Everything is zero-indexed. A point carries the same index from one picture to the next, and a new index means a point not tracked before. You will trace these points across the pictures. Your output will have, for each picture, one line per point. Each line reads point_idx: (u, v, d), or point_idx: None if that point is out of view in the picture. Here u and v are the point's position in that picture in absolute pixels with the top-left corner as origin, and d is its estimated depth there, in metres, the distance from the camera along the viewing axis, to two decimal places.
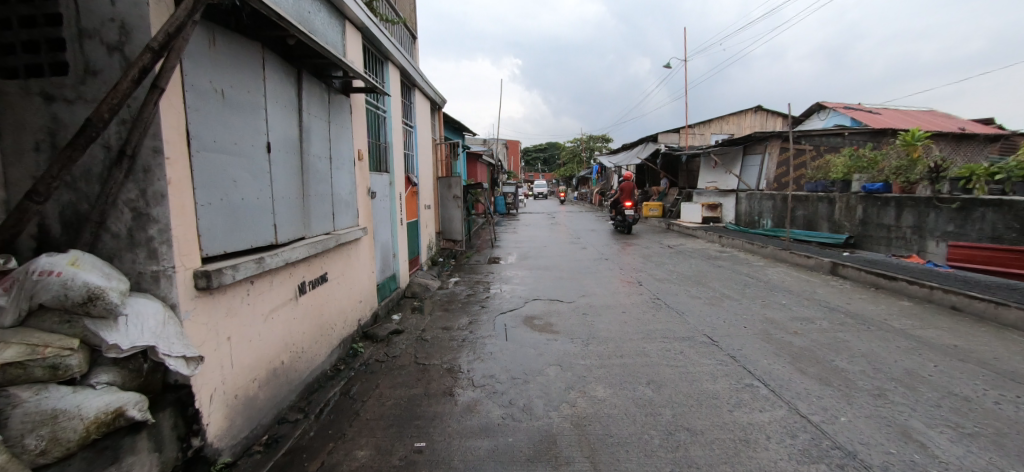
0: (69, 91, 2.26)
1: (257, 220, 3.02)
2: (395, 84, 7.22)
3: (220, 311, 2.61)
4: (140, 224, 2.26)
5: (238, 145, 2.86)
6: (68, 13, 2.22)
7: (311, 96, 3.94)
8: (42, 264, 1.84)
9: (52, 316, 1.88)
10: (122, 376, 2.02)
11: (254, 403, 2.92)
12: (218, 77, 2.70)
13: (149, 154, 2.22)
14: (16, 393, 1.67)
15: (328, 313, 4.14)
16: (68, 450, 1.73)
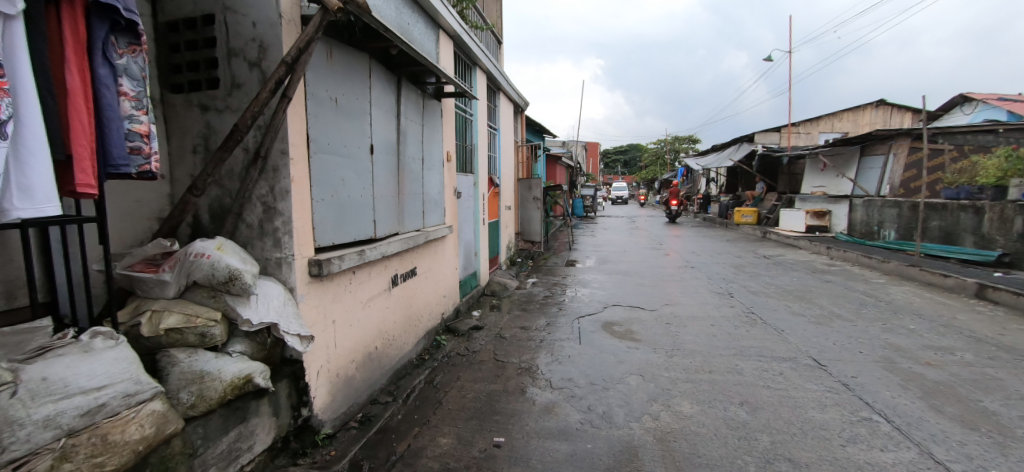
0: (219, 102, 2.66)
1: (360, 216, 3.30)
2: (481, 88, 7.48)
3: (328, 297, 2.90)
4: (269, 217, 2.59)
5: (348, 148, 3.15)
6: (221, 36, 2.61)
7: (408, 101, 4.22)
8: (197, 248, 2.17)
9: (202, 291, 2.21)
10: (251, 347, 2.32)
11: (351, 383, 3.20)
12: (333, 86, 3.00)
13: (277, 155, 2.54)
14: (175, 354, 2.02)
15: (416, 305, 4.39)
16: (211, 407, 2.02)
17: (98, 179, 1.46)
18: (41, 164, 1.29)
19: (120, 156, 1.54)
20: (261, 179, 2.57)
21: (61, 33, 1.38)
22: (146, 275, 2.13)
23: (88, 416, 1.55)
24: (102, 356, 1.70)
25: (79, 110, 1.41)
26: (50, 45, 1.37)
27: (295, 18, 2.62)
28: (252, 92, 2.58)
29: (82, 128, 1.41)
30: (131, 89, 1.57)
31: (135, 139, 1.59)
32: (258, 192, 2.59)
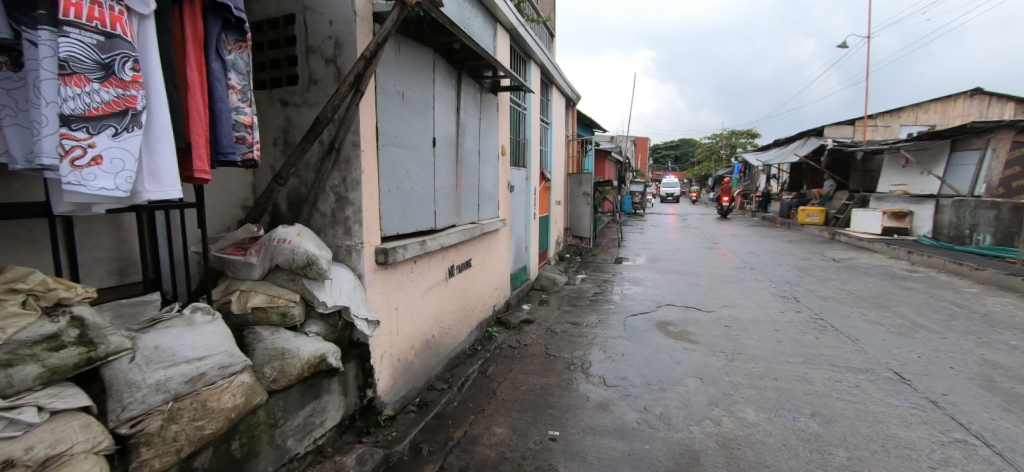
0: (297, 97, 2.82)
1: (422, 208, 3.40)
2: (535, 82, 7.44)
3: (392, 284, 3.02)
4: (341, 206, 2.73)
5: (412, 140, 3.25)
6: (300, 34, 2.76)
7: (468, 95, 4.28)
8: (280, 234, 2.32)
9: (283, 274, 2.37)
10: (325, 328, 2.47)
11: (410, 368, 3.31)
12: (400, 81, 3.09)
13: (350, 147, 2.66)
14: (260, 331, 2.19)
15: (470, 296, 4.47)
16: (291, 382, 2.16)
17: (210, 166, 1.57)
18: (167, 150, 1.34)
19: (229, 145, 1.65)
20: (334, 170, 2.71)
21: (183, 31, 1.49)
22: (236, 258, 2.31)
23: (191, 383, 1.70)
24: (202, 329, 1.86)
25: (197, 102, 1.51)
26: (174, 41, 1.46)
27: (368, 15, 2.73)
28: (328, 87, 2.72)
29: (199, 118, 1.51)
30: (237, 83, 1.67)
31: (240, 129, 1.70)
32: (331, 182, 2.73)
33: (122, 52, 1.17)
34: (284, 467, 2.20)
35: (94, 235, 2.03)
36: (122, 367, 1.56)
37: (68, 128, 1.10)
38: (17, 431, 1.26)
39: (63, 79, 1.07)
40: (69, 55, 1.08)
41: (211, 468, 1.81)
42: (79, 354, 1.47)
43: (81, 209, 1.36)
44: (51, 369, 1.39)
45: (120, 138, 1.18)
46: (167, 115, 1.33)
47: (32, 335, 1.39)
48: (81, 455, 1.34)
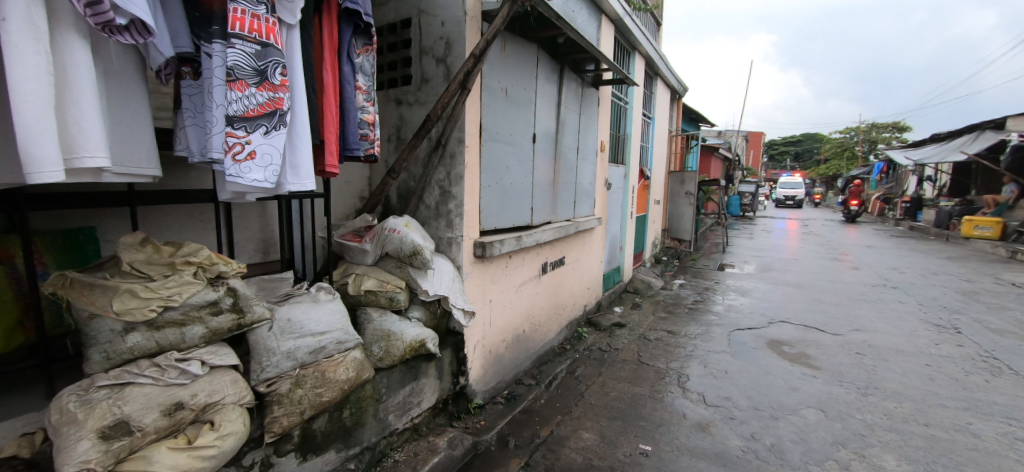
0: (410, 97, 3.01)
1: (519, 203, 3.43)
2: (639, 74, 7.08)
3: (488, 277, 3.10)
4: (444, 200, 2.87)
5: (513, 136, 3.28)
6: (415, 36, 2.93)
7: (569, 90, 4.20)
8: (391, 224, 2.49)
9: (392, 262, 2.55)
10: (426, 314, 2.61)
11: (501, 360, 3.38)
12: (504, 77, 3.13)
13: (455, 143, 2.77)
14: (371, 313, 2.38)
15: (562, 294, 4.41)
16: (394, 362, 2.33)
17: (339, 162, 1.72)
18: (305, 146, 1.49)
19: (354, 142, 1.80)
20: (440, 165, 2.85)
21: (322, 39, 1.64)
22: (353, 244, 2.54)
23: (314, 354, 1.91)
24: (324, 306, 2.06)
25: (330, 102, 1.66)
26: (315, 49, 1.62)
27: (477, 13, 2.79)
28: (437, 86, 2.85)
29: (331, 119, 1.66)
30: (363, 84, 1.81)
31: (364, 128, 1.86)
32: (437, 177, 2.87)
33: (275, 59, 1.32)
34: (385, 440, 2.38)
35: (246, 219, 2.38)
36: (262, 334, 1.80)
37: (232, 127, 1.26)
38: (186, 380, 1.52)
39: (230, 84, 1.23)
40: (235, 64, 1.23)
41: (326, 431, 2.02)
42: (231, 320, 1.72)
43: (236, 197, 1.57)
44: (210, 330, 1.67)
45: (270, 136, 1.33)
46: (307, 115, 1.49)
47: (199, 300, 1.63)
48: (230, 406, 1.59)
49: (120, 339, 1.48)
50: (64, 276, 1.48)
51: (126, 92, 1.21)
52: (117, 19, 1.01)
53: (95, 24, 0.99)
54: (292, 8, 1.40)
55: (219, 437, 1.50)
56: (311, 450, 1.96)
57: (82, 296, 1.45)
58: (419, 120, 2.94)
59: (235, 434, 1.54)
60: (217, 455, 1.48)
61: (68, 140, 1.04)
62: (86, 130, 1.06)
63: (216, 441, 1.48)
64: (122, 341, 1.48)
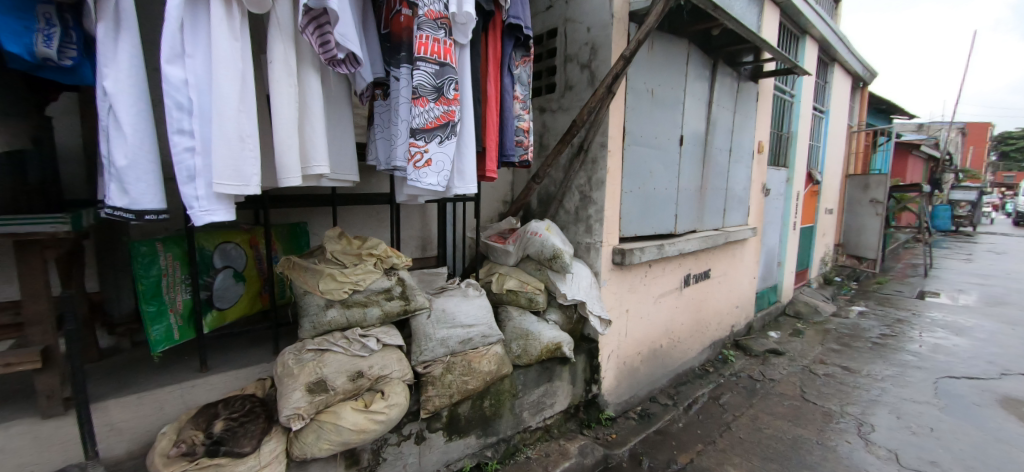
0: (554, 104, 3.08)
1: (663, 210, 3.24)
2: (810, 62, 6.07)
3: (626, 285, 3.00)
4: (584, 205, 2.88)
5: (658, 139, 3.11)
6: (561, 44, 2.99)
7: (723, 86, 3.82)
8: (533, 228, 2.58)
9: (532, 264, 2.65)
10: (562, 318, 2.64)
11: (635, 374, 3.23)
12: (651, 77, 2.99)
13: (597, 148, 2.76)
14: (511, 311, 2.50)
15: (706, 310, 4.01)
16: (531, 361, 2.41)
17: (497, 167, 1.85)
18: (469, 154, 1.63)
19: (510, 148, 1.92)
20: (581, 170, 2.87)
21: (488, 54, 1.78)
22: (497, 245, 2.70)
23: (463, 344, 2.09)
24: (473, 301, 2.23)
25: (493, 112, 1.79)
26: (481, 63, 1.75)
27: (625, 15, 2.72)
28: (581, 91, 2.86)
29: (492, 127, 1.78)
30: (520, 94, 1.93)
31: (520, 134, 1.97)
32: (577, 182, 2.90)
33: (450, 76, 1.46)
34: (519, 435, 2.47)
35: (411, 219, 2.73)
36: (422, 321, 2.04)
37: (415, 138, 1.44)
38: (365, 353, 1.80)
39: (414, 101, 1.43)
40: (420, 83, 1.42)
41: (469, 417, 2.18)
42: (400, 305, 1.98)
43: (410, 200, 1.79)
44: (385, 312, 1.94)
45: (443, 144, 1.48)
46: (473, 124, 1.63)
47: (377, 286, 1.92)
48: (395, 381, 1.84)
49: (323, 312, 1.81)
50: (290, 260, 1.89)
51: (339, 113, 1.48)
52: (338, 54, 1.25)
53: (323, 59, 1.24)
54: (467, 30, 1.52)
55: (388, 406, 1.74)
56: (456, 432, 2.15)
57: (301, 276, 1.84)
58: (562, 127, 2.99)
59: (399, 405, 1.77)
60: (386, 421, 1.73)
61: (304, 152, 1.31)
62: (316, 143, 1.32)
63: (385, 409, 1.72)
64: (324, 314, 1.81)
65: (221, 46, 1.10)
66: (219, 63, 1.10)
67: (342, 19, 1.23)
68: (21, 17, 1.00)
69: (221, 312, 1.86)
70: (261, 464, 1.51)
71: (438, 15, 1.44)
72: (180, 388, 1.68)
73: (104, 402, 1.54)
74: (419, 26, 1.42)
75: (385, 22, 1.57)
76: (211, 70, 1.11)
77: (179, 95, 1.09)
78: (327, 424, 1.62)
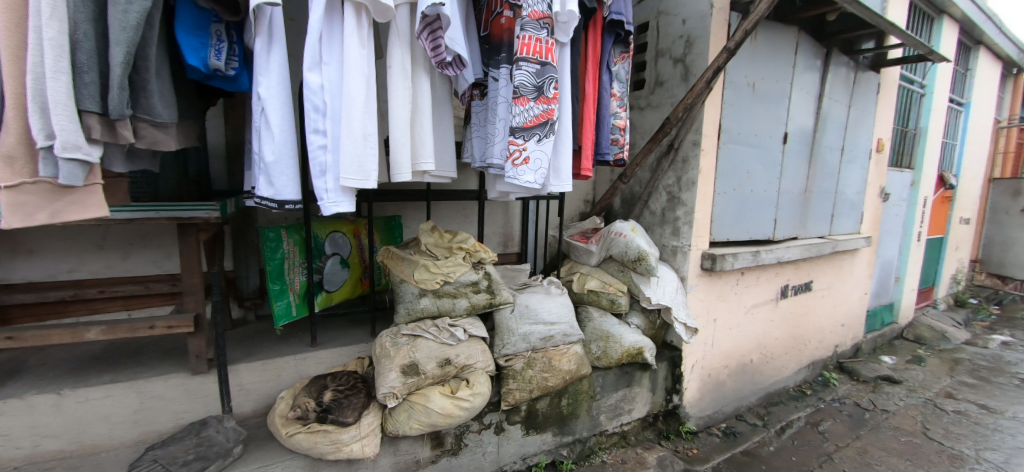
0: (642, 101, 2.98)
1: (761, 213, 2.99)
2: (948, 46, 5.20)
3: (714, 293, 2.82)
4: (672, 206, 2.75)
5: (759, 136, 2.87)
6: (652, 38, 2.86)
7: (838, 77, 3.41)
8: (618, 228, 2.51)
9: (615, 265, 2.58)
10: (645, 322, 2.55)
11: (720, 388, 3.03)
12: (753, 70, 2.77)
13: (689, 146, 2.63)
14: (592, 312, 2.46)
15: (806, 326, 3.63)
16: (611, 364, 2.36)
17: (592, 165, 1.84)
18: (565, 151, 1.64)
19: (605, 146, 1.89)
20: (670, 170, 2.75)
21: (586, 52, 1.77)
22: (579, 244, 2.67)
23: (544, 341, 2.11)
24: (555, 299, 2.23)
25: (589, 110, 1.78)
26: (581, 61, 1.75)
27: (727, 4, 2.53)
28: (673, 87, 2.73)
29: (589, 125, 1.77)
30: (617, 91, 1.90)
31: (616, 132, 1.95)
32: (666, 182, 2.78)
33: (551, 75, 1.48)
34: (595, 437, 2.43)
35: (495, 215, 2.82)
36: (505, 315, 2.09)
37: (514, 136, 1.48)
38: (453, 341, 1.88)
39: (516, 100, 1.46)
40: (521, 82, 1.45)
41: (547, 414, 2.19)
42: (486, 298, 2.04)
43: (501, 197, 1.85)
44: (472, 304, 2.01)
45: (541, 143, 1.50)
46: (571, 123, 1.63)
47: (466, 279, 2.00)
48: (479, 371, 1.90)
49: (417, 300, 1.93)
50: (389, 250, 2.03)
51: (443, 112, 1.56)
52: (447, 56, 1.32)
53: (434, 62, 1.33)
54: (568, 29, 1.52)
55: (473, 394, 1.81)
56: (534, 427, 2.17)
57: (397, 265, 1.98)
58: (651, 124, 2.88)
59: (483, 395, 1.84)
60: (471, 408, 1.80)
61: (413, 150, 1.41)
62: (424, 142, 1.40)
63: (470, 396, 1.80)
64: (418, 302, 1.93)
65: (352, 55, 1.22)
66: (351, 70, 1.22)
67: (454, 24, 1.30)
68: (199, 35, 1.18)
69: (329, 294, 2.06)
70: (361, 435, 1.64)
71: (542, 15, 1.46)
72: (294, 359, 1.88)
73: (237, 365, 1.79)
74: (522, 27, 1.45)
75: (485, 25, 1.63)
76: (343, 76, 1.23)
77: (317, 99, 1.22)
78: (417, 405, 1.73)
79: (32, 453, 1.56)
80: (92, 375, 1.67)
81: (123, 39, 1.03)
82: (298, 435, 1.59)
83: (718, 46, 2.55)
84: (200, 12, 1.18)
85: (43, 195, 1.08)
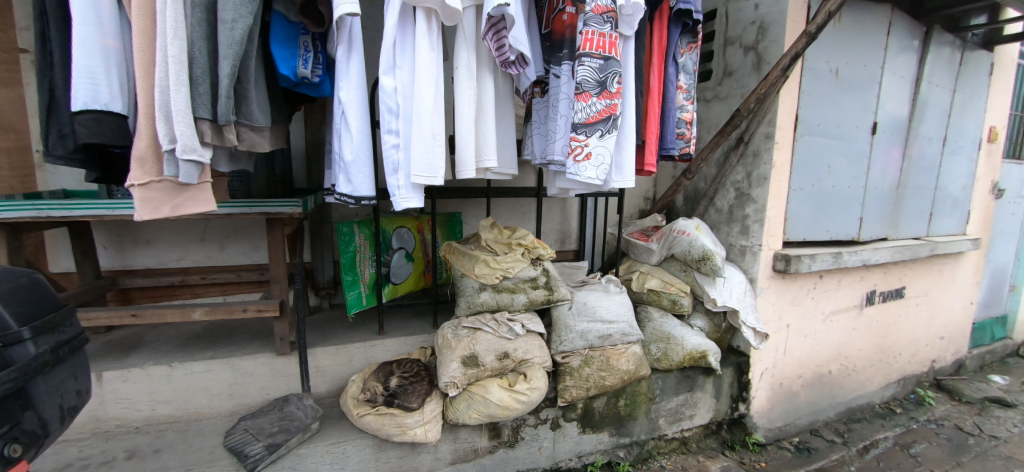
0: (709, 93, 2.84)
1: (844, 212, 2.74)
2: None
3: (787, 297, 2.63)
4: (740, 203, 2.61)
5: (843, 127, 2.63)
6: (719, 26, 2.71)
7: (941, 57, 3.03)
8: (681, 226, 2.41)
9: (676, 264, 2.49)
10: (709, 325, 2.44)
11: (793, 399, 2.83)
12: (836, 55, 2.54)
13: (761, 139, 2.47)
14: (652, 312, 2.39)
15: (897, 337, 3.27)
16: (671, 367, 2.28)
17: (657, 160, 1.79)
18: (627, 146, 1.61)
19: (671, 141, 1.84)
20: (739, 165, 2.60)
21: (652, 44, 1.72)
22: (639, 242, 2.59)
23: (602, 339, 2.09)
24: (614, 297, 2.19)
25: (654, 104, 1.74)
26: (646, 53, 1.71)
27: None
28: (744, 77, 2.57)
29: (654, 119, 1.73)
30: (684, 83, 1.83)
31: (682, 126, 1.88)
32: (734, 177, 2.64)
33: (614, 70, 1.47)
34: (654, 441, 2.37)
35: (552, 212, 2.83)
36: (563, 312, 2.09)
37: (576, 132, 1.48)
38: (511, 335, 1.92)
39: (578, 96, 1.46)
40: (583, 78, 1.45)
41: (604, 413, 2.17)
42: (544, 294, 2.06)
43: (561, 193, 1.85)
44: (530, 300, 2.04)
45: (604, 138, 1.49)
46: (634, 117, 1.61)
47: (524, 274, 2.03)
48: (536, 366, 1.92)
49: (477, 294, 1.99)
50: (450, 245, 2.11)
51: (505, 110, 1.59)
52: (510, 55, 1.36)
53: (498, 61, 1.37)
54: (632, 21, 1.51)
55: (530, 388, 1.83)
56: (590, 425, 2.16)
57: (459, 260, 2.04)
58: (718, 117, 2.74)
59: (540, 390, 1.86)
60: (528, 402, 1.82)
61: (478, 147, 1.45)
62: (487, 139, 1.44)
63: (527, 390, 1.82)
64: (478, 296, 1.99)
65: (423, 58, 1.28)
66: (421, 73, 1.28)
67: (518, 23, 1.32)
68: (290, 46, 1.30)
69: (395, 285, 2.18)
70: (424, 420, 1.73)
71: (605, 9, 1.44)
72: (364, 346, 2.01)
73: (314, 349, 1.95)
74: (585, 22, 1.44)
75: (547, 22, 1.63)
76: (415, 79, 1.30)
77: (390, 101, 1.30)
78: (476, 395, 1.79)
79: (149, 416, 1.81)
80: (196, 351, 1.90)
81: (230, 53, 1.16)
82: (368, 416, 1.71)
83: (795, 31, 2.36)
84: (290, 25, 1.30)
85: (166, 192, 1.24)
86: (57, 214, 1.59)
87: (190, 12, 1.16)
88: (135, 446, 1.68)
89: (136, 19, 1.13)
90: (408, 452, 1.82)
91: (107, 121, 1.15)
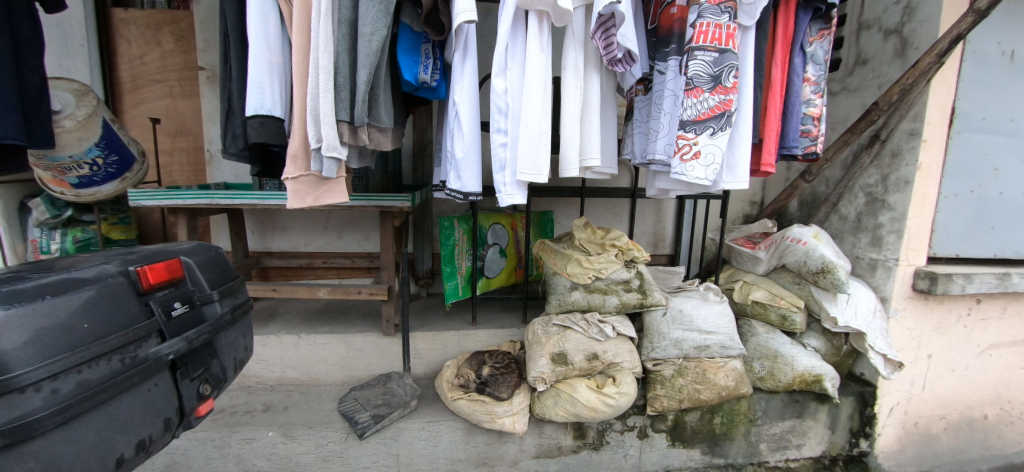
0: (836, 85, 2.52)
1: (1016, 224, 2.25)
2: None
3: (929, 323, 2.24)
4: (871, 210, 2.28)
5: (1018, 122, 2.16)
6: (853, 9, 2.39)
7: None
8: (795, 233, 2.18)
9: (787, 275, 2.25)
10: (825, 346, 2.17)
11: (930, 442, 2.41)
12: (1012, 34, 2.10)
13: (902, 137, 2.14)
14: (756, 326, 2.20)
15: None
16: (777, 388, 2.07)
17: (776, 160, 1.64)
18: (741, 144, 1.51)
19: (794, 138, 1.67)
20: (872, 166, 2.28)
21: (776, 33, 1.58)
22: (744, 249, 2.39)
23: (698, 350, 1.97)
24: (713, 307, 2.04)
25: (776, 99, 1.60)
26: (768, 44, 1.58)
27: None
28: (883, 65, 2.24)
29: (775, 115, 1.59)
30: (813, 74, 1.66)
31: (807, 123, 1.70)
32: (865, 181, 2.31)
33: (730, 63, 1.37)
34: (752, 467, 2.17)
35: (645, 214, 2.74)
36: (656, 317, 2.01)
37: (684, 130, 1.41)
38: (601, 337, 1.89)
39: (688, 92, 1.40)
40: (695, 73, 1.38)
41: (696, 428, 2.04)
42: (638, 298, 2.00)
43: (661, 194, 1.78)
44: (622, 303, 1.99)
45: (715, 136, 1.41)
46: (750, 113, 1.49)
47: (617, 277, 1.99)
48: (625, 371, 1.87)
49: (568, 292, 2.00)
50: (544, 243, 2.15)
51: (609, 108, 1.57)
52: (618, 52, 1.35)
53: (605, 59, 1.37)
54: (753, 11, 1.41)
55: (618, 392, 1.79)
56: (681, 439, 2.05)
57: (551, 258, 2.07)
58: (846, 112, 2.42)
59: (629, 395, 1.80)
60: (616, 406, 1.78)
61: (580, 146, 1.46)
62: (591, 138, 1.45)
63: (616, 394, 1.78)
64: (570, 295, 2.00)
65: (533, 58, 1.33)
66: (532, 72, 1.33)
67: (627, 20, 1.31)
68: (413, 54, 1.43)
69: (488, 279, 2.28)
70: (512, 410, 1.78)
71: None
72: (458, 334, 2.14)
73: (415, 332, 2.12)
74: (699, 14, 1.38)
75: (654, 17, 1.59)
76: (524, 80, 1.35)
77: (500, 101, 1.36)
78: (564, 393, 1.80)
79: (280, 377, 2.10)
80: (318, 325, 2.17)
81: (367, 63, 1.32)
82: (460, 400, 1.81)
83: (957, 8, 2.00)
84: (415, 35, 1.42)
85: (310, 184, 1.44)
86: (224, 201, 1.92)
87: (337, 28, 1.33)
88: (269, 401, 1.97)
89: (296, 36, 1.33)
90: (495, 439, 1.89)
91: (270, 124, 1.37)
